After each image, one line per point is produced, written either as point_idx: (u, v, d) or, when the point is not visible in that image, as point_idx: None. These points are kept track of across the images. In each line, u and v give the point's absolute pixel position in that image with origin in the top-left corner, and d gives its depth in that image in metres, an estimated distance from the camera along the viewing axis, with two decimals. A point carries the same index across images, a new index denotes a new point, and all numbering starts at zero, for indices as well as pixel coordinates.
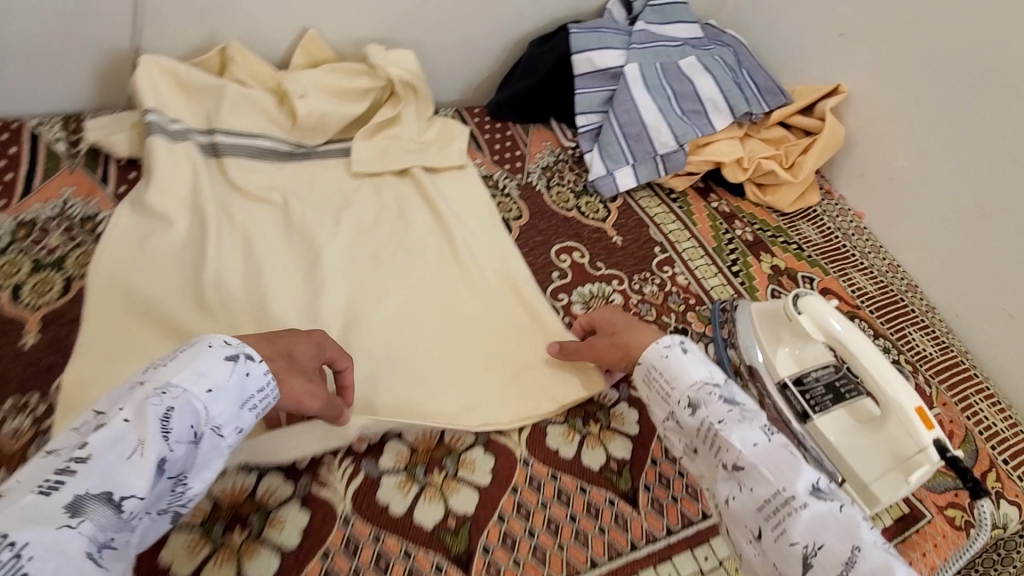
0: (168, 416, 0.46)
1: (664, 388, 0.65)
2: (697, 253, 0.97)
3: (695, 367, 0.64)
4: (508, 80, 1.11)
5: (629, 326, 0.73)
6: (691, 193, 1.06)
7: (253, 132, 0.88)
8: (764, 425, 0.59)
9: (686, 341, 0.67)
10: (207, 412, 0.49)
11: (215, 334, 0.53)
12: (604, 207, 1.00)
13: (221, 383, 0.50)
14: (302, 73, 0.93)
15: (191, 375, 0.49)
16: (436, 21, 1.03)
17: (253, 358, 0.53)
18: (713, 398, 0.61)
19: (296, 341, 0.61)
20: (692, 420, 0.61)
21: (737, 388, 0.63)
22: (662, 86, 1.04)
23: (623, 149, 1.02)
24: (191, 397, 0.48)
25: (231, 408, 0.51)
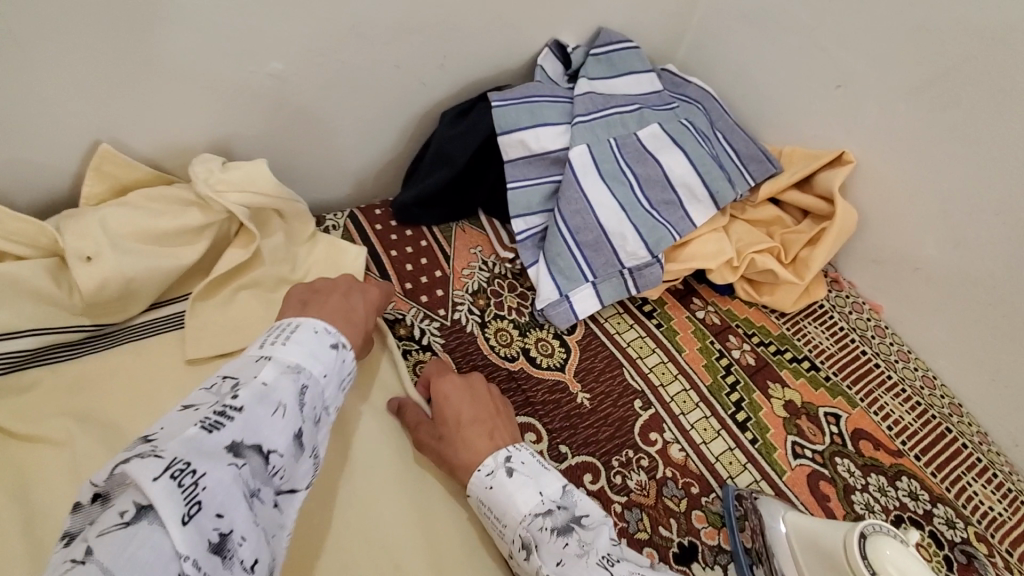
0: (301, 390, 0.49)
1: (493, 523, 0.56)
2: (690, 400, 0.72)
3: (522, 492, 0.55)
4: (417, 170, 0.83)
5: (475, 427, 0.60)
6: (668, 300, 0.82)
7: (15, 328, 0.57)
8: (606, 554, 0.51)
9: (512, 455, 0.58)
10: (325, 392, 0.52)
11: (314, 319, 0.55)
12: (560, 345, 0.75)
13: (333, 365, 0.53)
14: (87, 216, 0.60)
15: (310, 356, 0.51)
16: (305, 108, 0.74)
17: (348, 351, 0.56)
18: (546, 534, 0.53)
19: (366, 309, 0.63)
20: (530, 565, 0.53)
21: (575, 500, 0.55)
22: (621, 171, 0.78)
23: (579, 263, 0.76)
24: (314, 377, 0.51)
25: (338, 389, 0.54)
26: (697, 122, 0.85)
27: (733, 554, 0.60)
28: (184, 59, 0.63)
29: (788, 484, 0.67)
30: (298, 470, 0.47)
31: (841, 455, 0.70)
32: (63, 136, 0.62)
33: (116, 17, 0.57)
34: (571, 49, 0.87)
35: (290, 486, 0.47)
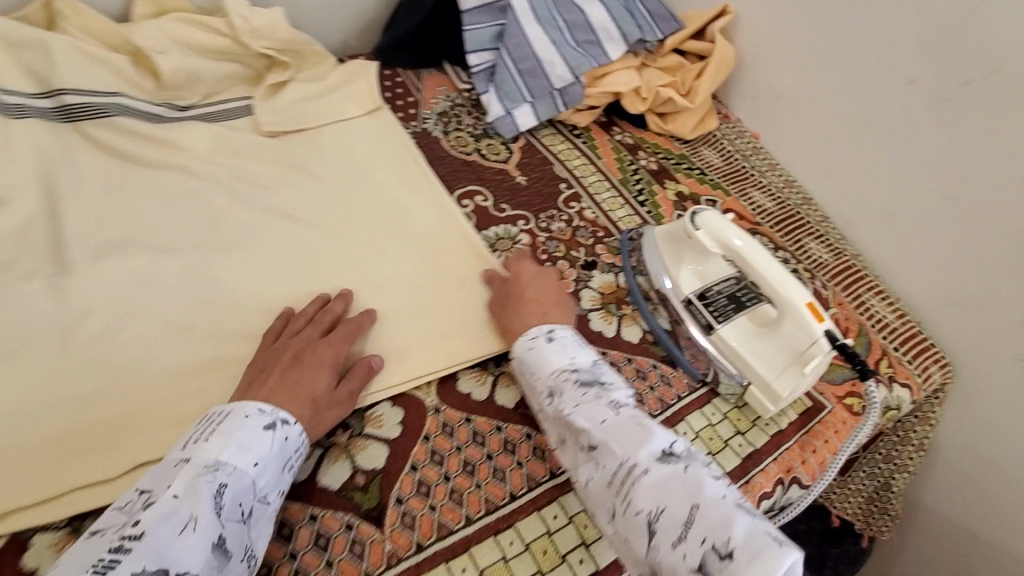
0: (220, 491, 0.48)
1: (528, 381, 0.64)
2: (603, 186, 0.95)
3: (556, 356, 0.63)
4: (394, 22, 1.04)
5: (532, 303, 0.69)
6: (594, 128, 1.05)
7: (105, 90, 0.75)
8: (614, 402, 0.58)
9: (554, 329, 0.66)
10: (256, 484, 0.50)
11: (249, 402, 0.54)
12: (505, 147, 0.97)
13: (265, 454, 0.51)
14: (145, 25, 0.82)
15: (236, 449, 0.50)
16: None
17: (288, 421, 0.55)
18: (569, 384, 0.60)
19: (316, 375, 0.59)
20: (550, 409, 0.60)
21: (601, 366, 0.63)
22: (553, 17, 0.99)
23: (519, 87, 0.98)
24: (240, 471, 0.49)
25: (278, 473, 0.52)
26: None
27: (623, 268, 0.82)
28: None
29: None
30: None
31: None
32: None
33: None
34: None
35: None
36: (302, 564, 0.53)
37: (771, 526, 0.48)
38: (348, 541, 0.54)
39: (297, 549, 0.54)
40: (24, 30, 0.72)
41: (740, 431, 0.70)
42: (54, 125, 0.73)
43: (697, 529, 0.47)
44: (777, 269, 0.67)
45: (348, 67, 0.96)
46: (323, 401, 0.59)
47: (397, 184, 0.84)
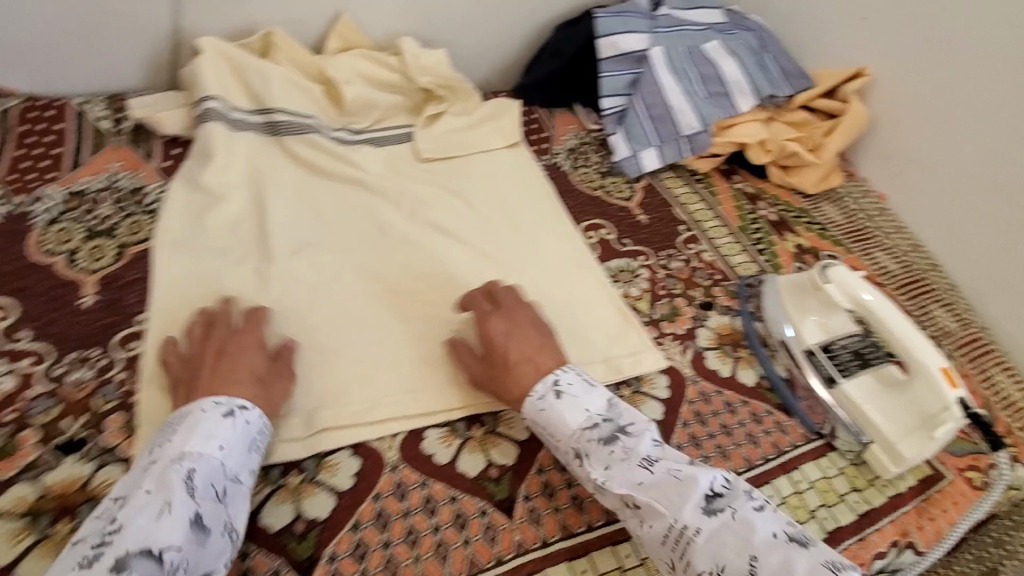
0: (191, 476, 0.53)
1: (548, 440, 0.64)
2: (722, 232, 0.98)
3: (570, 411, 0.63)
4: (535, 65, 1.13)
5: (521, 365, 0.66)
6: (715, 175, 1.08)
7: (304, 112, 0.91)
8: (646, 456, 0.60)
9: (560, 377, 0.65)
10: (223, 465, 0.55)
11: (204, 397, 0.58)
12: (629, 186, 1.02)
13: (227, 439, 0.56)
14: (339, 59, 0.97)
15: (199, 438, 0.55)
16: (468, 8, 1.07)
17: (246, 407, 0.59)
18: (594, 444, 0.61)
19: (251, 355, 0.63)
20: (583, 470, 0.61)
21: (621, 413, 0.64)
22: (687, 69, 1.06)
23: (648, 132, 1.04)
24: (207, 456, 0.54)
25: (242, 454, 0.57)
26: (751, 43, 1.12)
27: (740, 312, 0.84)
28: None
29: None
30: (206, 552, 0.51)
31: None
32: (321, 5, 0.97)
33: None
34: None
35: (205, 570, 0.51)
36: (443, 538, 0.59)
37: (829, 553, 0.53)
38: (483, 525, 0.61)
39: (440, 524, 0.60)
40: (250, 61, 0.89)
41: (858, 489, 0.70)
42: (261, 137, 0.88)
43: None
44: (913, 330, 0.70)
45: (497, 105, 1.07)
46: (267, 377, 0.63)
47: (532, 213, 0.92)
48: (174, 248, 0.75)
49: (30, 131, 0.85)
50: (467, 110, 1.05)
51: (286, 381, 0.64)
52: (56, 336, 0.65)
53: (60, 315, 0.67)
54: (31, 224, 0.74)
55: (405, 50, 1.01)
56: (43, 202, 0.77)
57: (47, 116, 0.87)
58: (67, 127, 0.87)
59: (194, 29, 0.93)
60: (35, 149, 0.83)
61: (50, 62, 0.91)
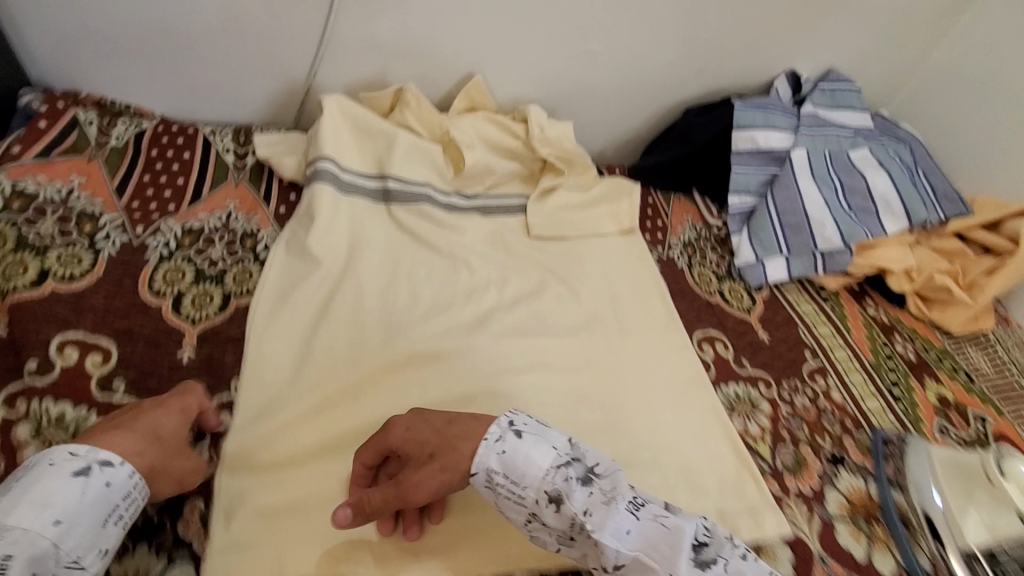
0: (6, 560, 0.43)
1: (513, 491, 0.54)
2: (853, 365, 0.87)
3: (537, 449, 0.55)
4: (657, 148, 1.07)
5: (455, 433, 0.57)
6: (845, 294, 0.98)
7: (419, 182, 0.88)
8: (630, 498, 0.55)
9: (513, 418, 0.58)
10: (57, 546, 0.46)
11: (57, 449, 0.50)
12: (749, 296, 0.93)
13: (70, 507, 0.47)
14: (463, 120, 0.94)
15: (31, 507, 0.46)
16: (599, 82, 1.02)
17: (111, 463, 0.50)
18: (573, 487, 0.54)
19: (166, 418, 0.55)
20: (562, 517, 0.53)
21: (585, 451, 0.57)
22: (830, 177, 0.96)
23: (778, 239, 0.94)
24: (34, 533, 0.45)
25: (92, 525, 0.48)
26: (903, 156, 1.01)
27: (875, 475, 0.74)
28: (549, 30, 0.95)
29: None
30: None
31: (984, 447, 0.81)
32: (455, 65, 0.96)
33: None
34: (804, 79, 1.06)
35: None
36: None
37: None
38: None
39: None
40: (378, 123, 0.87)
41: None
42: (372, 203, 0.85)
43: None
44: None
45: (616, 184, 1.01)
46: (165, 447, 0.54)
47: (643, 316, 0.85)
48: (274, 310, 0.71)
49: (157, 158, 0.86)
50: (585, 188, 1.00)
51: (191, 467, 0.55)
52: (149, 393, 0.62)
53: (157, 368, 0.64)
54: (144, 259, 0.73)
55: (531, 112, 0.97)
56: (157, 236, 0.75)
57: (178, 144, 0.88)
58: (194, 157, 0.87)
59: (328, 73, 0.93)
60: (159, 177, 0.83)
61: (184, 89, 0.91)
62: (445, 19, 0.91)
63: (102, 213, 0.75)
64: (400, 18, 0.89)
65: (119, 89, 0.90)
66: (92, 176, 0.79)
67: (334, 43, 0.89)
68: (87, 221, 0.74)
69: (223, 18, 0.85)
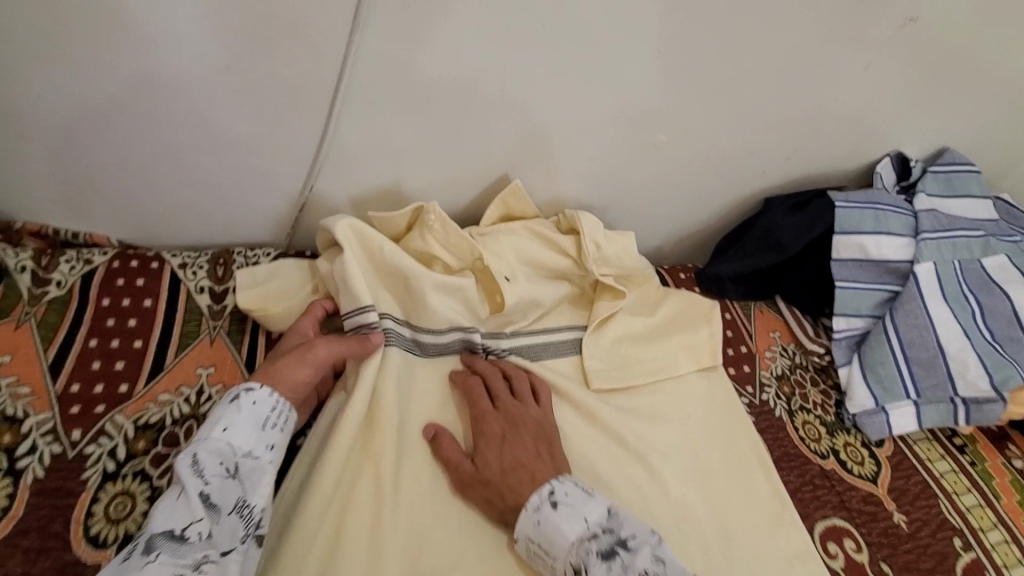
0: (198, 459, 0.49)
1: (544, 561, 0.56)
2: (1016, 556, 0.67)
3: (568, 521, 0.56)
4: (733, 248, 0.87)
5: (535, 448, 0.63)
6: (981, 439, 0.77)
7: (456, 326, 0.71)
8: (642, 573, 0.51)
9: (555, 487, 0.58)
10: (231, 443, 0.52)
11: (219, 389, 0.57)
12: (871, 456, 0.73)
13: (236, 418, 0.53)
14: (500, 237, 0.76)
15: (207, 424, 0.53)
16: (661, 172, 0.83)
17: (252, 387, 0.56)
18: (593, 559, 0.53)
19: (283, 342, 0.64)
20: None
21: (619, 520, 0.56)
22: (965, 296, 0.76)
23: (904, 379, 0.74)
24: (212, 439, 0.51)
25: (255, 430, 0.54)
26: None
27: None
28: (603, 123, 0.76)
29: None
30: (226, 528, 0.48)
31: None
32: (486, 163, 0.77)
33: (582, 87, 0.72)
34: (912, 162, 0.88)
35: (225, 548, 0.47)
36: None
37: None
38: None
39: None
40: (403, 257, 0.68)
41: None
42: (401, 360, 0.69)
43: None
44: None
45: (687, 301, 0.82)
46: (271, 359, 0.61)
47: (740, 505, 0.66)
48: None
49: (107, 310, 0.66)
50: (648, 311, 0.80)
51: (312, 368, 0.61)
52: None
53: None
54: (81, 483, 0.55)
55: (582, 218, 0.77)
56: (102, 440, 0.57)
57: (136, 286, 0.68)
58: (157, 306, 0.68)
59: (332, 183, 0.75)
60: (109, 340, 0.64)
61: (144, 210, 0.73)
62: (477, 115, 0.72)
63: (27, 413, 0.57)
64: (421, 120, 0.71)
65: (60, 213, 0.71)
66: (21, 351, 0.61)
67: (340, 151, 0.72)
68: (4, 429, 0.56)
69: (197, 132, 0.67)
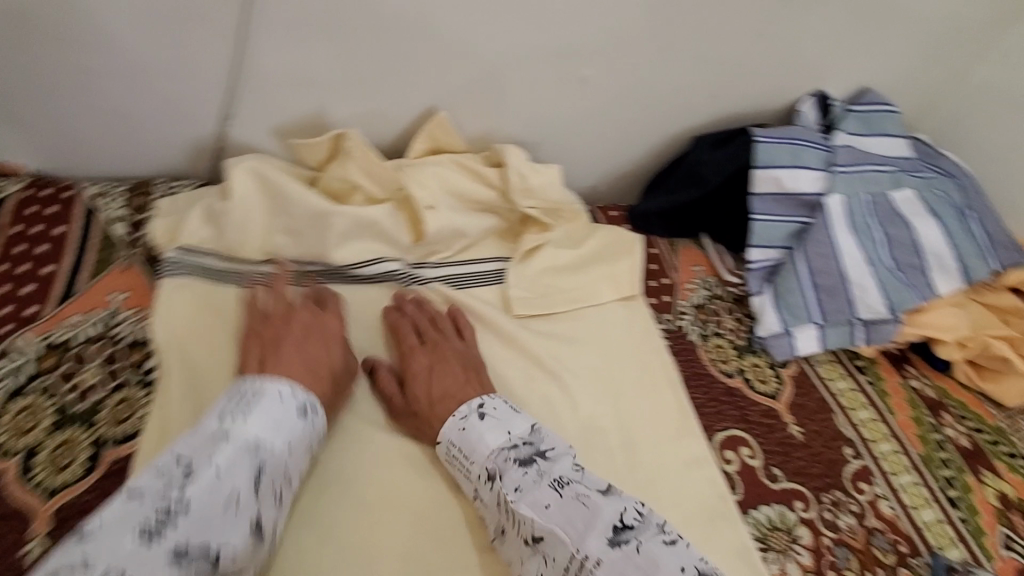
0: (258, 474, 0.52)
1: (464, 464, 0.60)
2: (901, 463, 0.72)
3: (492, 432, 0.60)
4: (660, 187, 0.90)
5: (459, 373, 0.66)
6: (882, 362, 0.82)
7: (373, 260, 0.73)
8: (557, 478, 0.55)
9: (485, 402, 0.63)
10: (286, 468, 0.54)
11: (281, 382, 0.58)
12: (775, 375, 0.77)
13: (295, 438, 0.56)
14: (423, 169, 0.76)
15: (269, 429, 0.54)
16: (588, 109, 0.84)
17: (316, 408, 0.59)
18: (510, 465, 0.57)
19: (329, 320, 0.66)
20: (494, 491, 0.57)
21: (538, 436, 0.60)
22: (871, 227, 0.80)
23: (808, 303, 0.78)
24: (275, 455, 0.53)
25: (303, 460, 0.57)
26: (951, 195, 0.84)
27: None
28: (526, 53, 0.77)
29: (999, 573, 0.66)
30: (252, 555, 0.50)
31: None
32: (410, 95, 0.77)
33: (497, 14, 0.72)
34: (834, 101, 0.89)
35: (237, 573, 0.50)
36: None
37: None
38: None
39: None
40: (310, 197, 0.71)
41: None
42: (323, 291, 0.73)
43: None
44: None
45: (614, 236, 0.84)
46: (322, 334, 0.64)
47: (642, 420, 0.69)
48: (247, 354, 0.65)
49: (17, 235, 0.66)
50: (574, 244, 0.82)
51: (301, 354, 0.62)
52: None
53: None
54: None
55: (507, 150, 0.79)
56: (8, 359, 0.58)
57: (47, 214, 0.68)
58: (69, 234, 0.68)
59: (252, 113, 0.74)
60: (18, 265, 0.64)
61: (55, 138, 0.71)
62: (393, 44, 0.72)
63: None
64: (336, 46, 0.71)
65: None
66: None
67: (257, 79, 0.71)
68: None
69: (105, 54, 0.66)
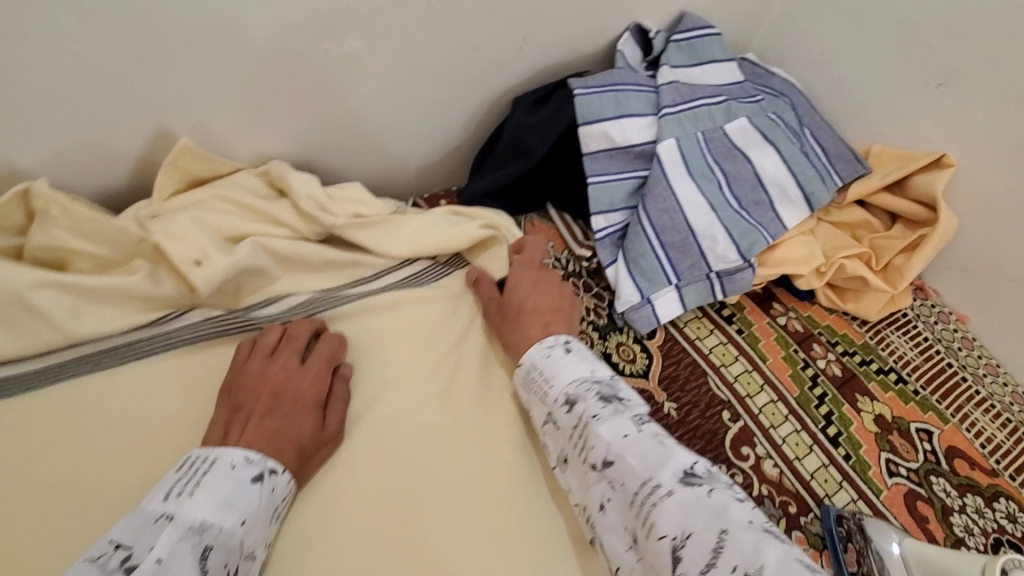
0: (206, 554, 0.44)
1: (542, 389, 0.58)
2: (779, 413, 0.69)
3: (573, 366, 0.58)
4: (487, 162, 0.78)
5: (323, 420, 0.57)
6: (748, 304, 0.78)
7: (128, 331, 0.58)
8: (638, 416, 0.53)
9: (572, 340, 0.62)
10: (243, 543, 0.46)
11: (236, 450, 0.50)
12: (642, 351, 0.71)
13: (253, 510, 0.48)
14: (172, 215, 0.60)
15: (220, 505, 0.46)
16: (375, 93, 0.69)
17: (277, 470, 0.51)
18: (591, 395, 0.54)
19: (311, 374, 0.58)
20: (567, 418, 0.54)
21: (622, 384, 0.57)
22: (709, 168, 0.74)
23: (662, 264, 0.71)
24: (227, 534, 0.45)
25: (266, 528, 0.49)
26: (785, 117, 0.80)
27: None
28: (269, 39, 0.59)
29: (885, 503, 0.64)
30: None
31: (936, 474, 0.68)
32: (126, 121, 0.58)
33: None
34: (653, 33, 0.81)
35: None
36: None
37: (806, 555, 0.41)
38: None
39: None
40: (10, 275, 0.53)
41: None
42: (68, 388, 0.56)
43: (726, 555, 0.41)
44: None
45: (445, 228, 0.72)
46: (293, 404, 0.55)
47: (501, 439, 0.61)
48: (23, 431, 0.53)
49: None
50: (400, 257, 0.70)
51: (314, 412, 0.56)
52: None
53: None
54: None
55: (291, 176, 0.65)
56: None
57: None
58: None
59: None
60: None
61: None
62: (73, 67, 0.52)
63: None
64: None
65: None
66: None
67: None
68: None
69: None
